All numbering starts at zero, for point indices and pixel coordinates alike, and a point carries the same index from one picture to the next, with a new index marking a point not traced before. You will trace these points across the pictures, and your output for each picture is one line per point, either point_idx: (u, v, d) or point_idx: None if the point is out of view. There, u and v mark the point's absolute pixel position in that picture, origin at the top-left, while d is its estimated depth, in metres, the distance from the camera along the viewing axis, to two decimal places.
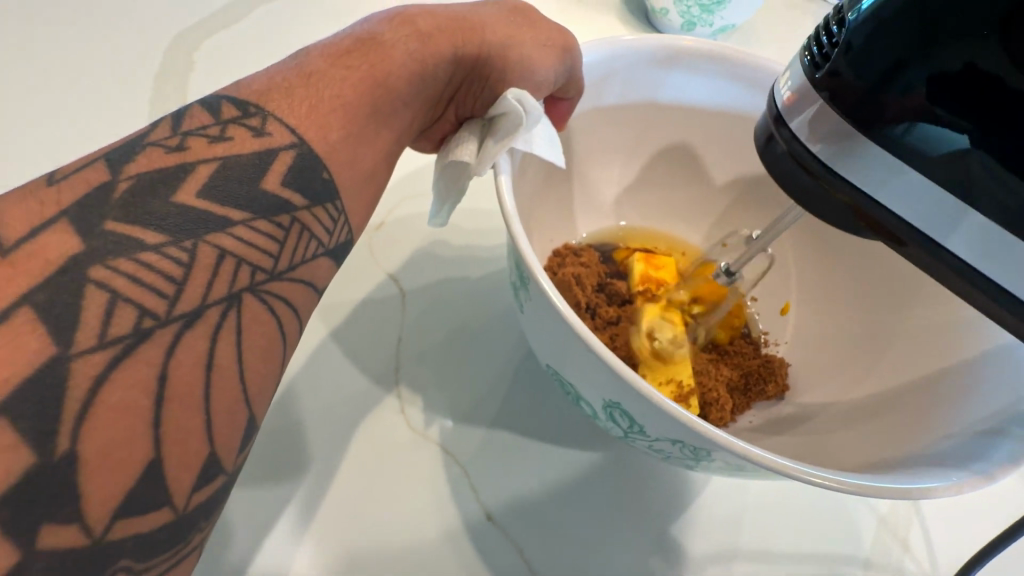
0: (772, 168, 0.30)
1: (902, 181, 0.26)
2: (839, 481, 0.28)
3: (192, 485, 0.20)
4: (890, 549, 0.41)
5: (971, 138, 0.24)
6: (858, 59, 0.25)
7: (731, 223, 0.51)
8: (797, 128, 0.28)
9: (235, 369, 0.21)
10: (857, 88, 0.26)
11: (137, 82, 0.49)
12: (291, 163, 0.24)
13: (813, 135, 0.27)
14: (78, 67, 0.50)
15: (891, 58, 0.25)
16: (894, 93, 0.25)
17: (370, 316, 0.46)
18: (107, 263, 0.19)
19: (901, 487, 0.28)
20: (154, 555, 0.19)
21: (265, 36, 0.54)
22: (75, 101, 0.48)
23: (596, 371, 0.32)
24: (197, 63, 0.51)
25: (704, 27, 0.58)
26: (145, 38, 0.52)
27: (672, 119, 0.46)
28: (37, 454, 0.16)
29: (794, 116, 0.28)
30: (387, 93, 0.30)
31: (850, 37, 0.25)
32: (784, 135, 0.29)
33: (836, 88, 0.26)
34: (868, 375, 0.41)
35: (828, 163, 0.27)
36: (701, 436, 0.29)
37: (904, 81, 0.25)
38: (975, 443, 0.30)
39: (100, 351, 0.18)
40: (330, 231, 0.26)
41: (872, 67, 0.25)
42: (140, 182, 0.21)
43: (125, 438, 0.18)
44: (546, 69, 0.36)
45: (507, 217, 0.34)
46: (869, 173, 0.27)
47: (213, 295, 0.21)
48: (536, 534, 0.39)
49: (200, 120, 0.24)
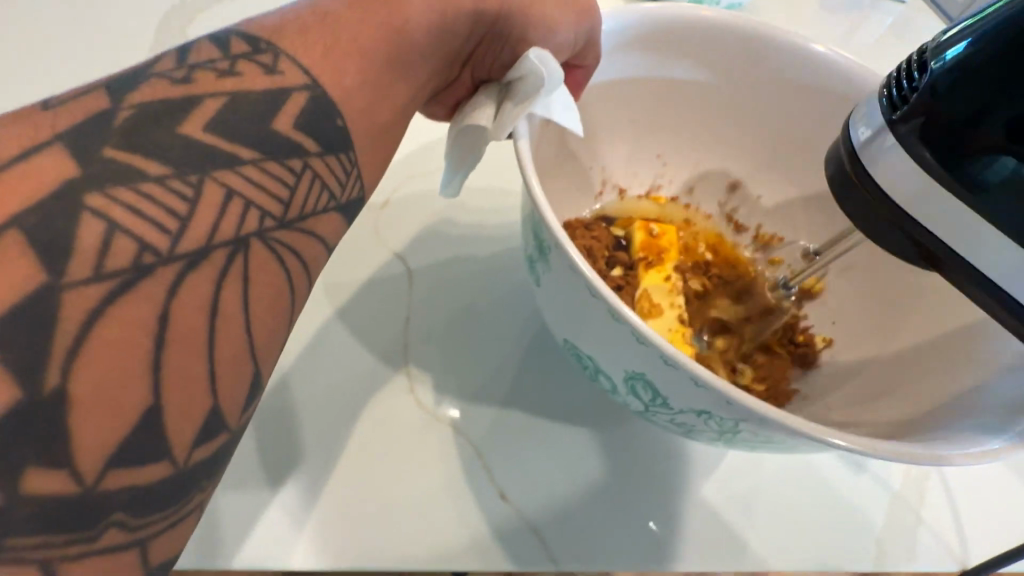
0: (842, 201, 0.29)
1: (975, 198, 0.26)
2: (870, 446, 0.26)
3: (193, 438, 0.18)
4: (900, 531, 0.39)
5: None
6: (942, 102, 0.26)
7: (744, 195, 0.48)
8: (874, 168, 0.27)
9: (240, 317, 0.19)
10: (941, 129, 0.26)
11: (134, 52, 0.48)
12: (304, 105, 0.23)
13: (894, 165, 0.27)
14: (73, 35, 0.48)
15: (975, 105, 0.25)
16: (978, 130, 0.25)
17: (377, 293, 0.45)
18: (106, 191, 0.17)
19: (941, 452, 0.26)
20: (151, 511, 0.17)
21: (269, 5, 0.52)
22: (73, 69, 0.46)
23: (619, 339, 0.31)
24: (196, 32, 0.49)
25: (712, 6, 0.56)
26: (145, 6, 0.51)
27: (693, 93, 0.44)
28: (24, 389, 0.15)
29: (870, 153, 0.27)
30: (405, 42, 0.28)
31: (931, 86, 0.26)
32: (857, 173, 0.28)
33: (927, 136, 0.26)
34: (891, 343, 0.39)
35: (909, 185, 0.26)
36: (732, 404, 0.28)
37: (986, 127, 0.25)
38: (1013, 399, 0.28)
39: (96, 283, 0.16)
40: (343, 182, 0.24)
41: (958, 107, 0.25)
42: (143, 111, 0.19)
43: (121, 379, 0.16)
44: (567, 32, 0.35)
45: (525, 178, 0.32)
46: (948, 182, 0.26)
47: (219, 237, 0.19)
48: (551, 517, 0.38)
49: (207, 54, 0.22)
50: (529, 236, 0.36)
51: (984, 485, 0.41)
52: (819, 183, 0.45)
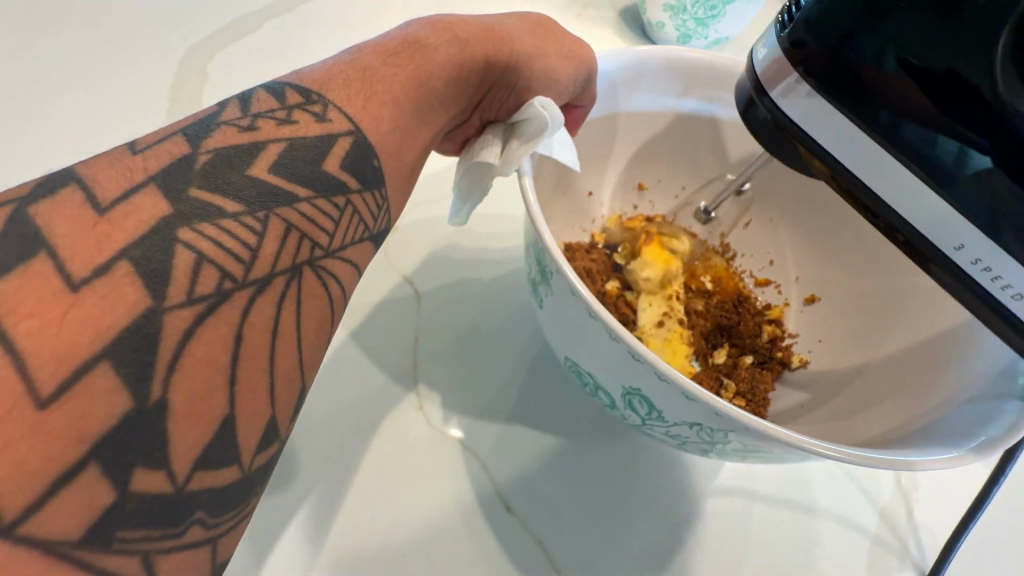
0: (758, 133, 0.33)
1: (863, 143, 0.28)
2: (844, 453, 0.30)
3: (257, 445, 0.20)
4: (886, 542, 0.43)
5: (940, 106, 0.26)
6: (813, 35, 0.28)
7: (732, 219, 0.53)
8: (778, 96, 0.30)
9: (295, 338, 0.22)
10: (820, 56, 0.28)
11: (154, 85, 0.51)
12: (348, 148, 0.26)
13: (795, 102, 0.29)
14: (97, 70, 0.51)
15: (841, 28, 0.27)
16: (854, 54, 0.27)
17: (388, 316, 0.47)
18: (194, 226, 0.20)
19: (911, 460, 0.30)
20: (222, 511, 0.19)
21: (285, 42, 0.55)
22: (98, 103, 0.49)
23: (618, 358, 0.34)
24: (217, 68, 0.52)
25: (699, 39, 0.62)
26: (164, 42, 0.53)
27: (679, 127, 0.49)
28: (132, 400, 0.17)
29: (774, 86, 0.30)
30: (428, 91, 0.32)
31: (808, 13, 0.28)
32: (766, 104, 0.31)
33: (807, 58, 0.28)
34: (866, 364, 0.44)
35: (800, 122, 0.30)
36: (723, 417, 0.31)
37: (859, 46, 0.27)
38: (968, 419, 0.33)
39: (188, 307, 0.19)
40: (376, 216, 0.28)
41: (828, 35, 0.27)
42: (217, 156, 0.22)
43: (208, 391, 0.19)
44: (567, 80, 0.39)
45: (531, 213, 0.36)
46: (831, 125, 0.29)
47: (280, 265, 0.22)
48: (557, 530, 0.40)
49: (267, 104, 0.25)
50: (533, 263, 0.39)
51: (943, 495, 0.45)
52: (796, 208, 0.51)
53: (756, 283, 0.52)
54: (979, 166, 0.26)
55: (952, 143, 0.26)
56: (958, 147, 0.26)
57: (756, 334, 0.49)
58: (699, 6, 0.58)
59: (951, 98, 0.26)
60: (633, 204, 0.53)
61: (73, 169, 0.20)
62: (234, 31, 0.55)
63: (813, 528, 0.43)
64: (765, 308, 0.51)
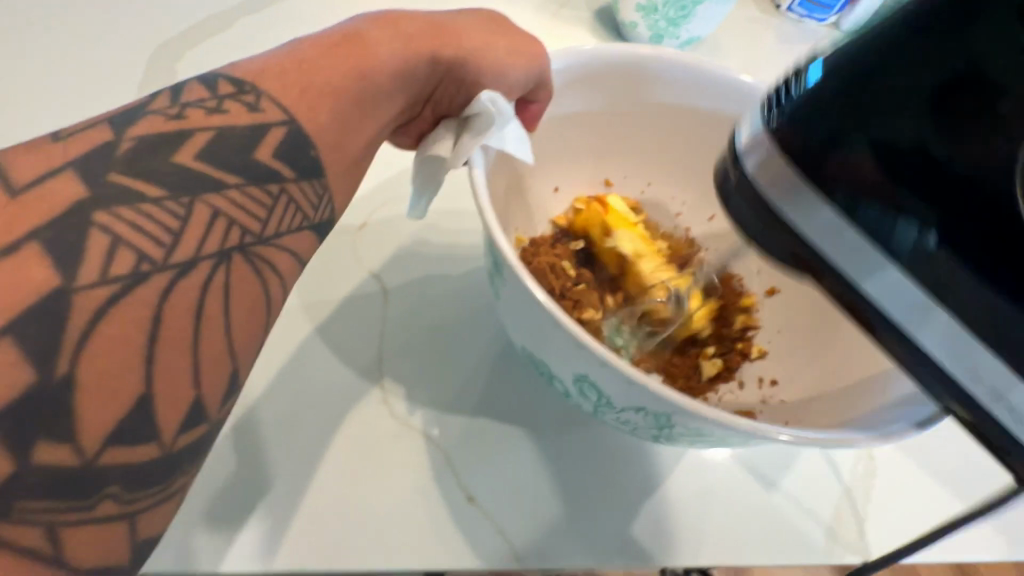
0: (730, 209, 0.27)
1: (844, 236, 0.24)
2: (785, 434, 0.31)
3: (179, 425, 0.21)
4: (846, 527, 0.44)
5: (914, 192, 0.23)
6: (796, 126, 0.24)
7: (699, 211, 0.54)
8: (752, 176, 0.25)
9: (222, 322, 0.22)
10: (798, 145, 0.24)
11: (121, 84, 0.51)
12: (282, 138, 0.27)
13: (766, 183, 0.25)
14: (65, 69, 0.51)
15: (826, 130, 0.23)
16: (839, 152, 0.23)
17: (352, 312, 0.48)
18: (111, 210, 0.20)
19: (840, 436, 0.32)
20: (138, 487, 0.20)
21: (253, 40, 0.56)
22: (65, 102, 0.50)
23: (566, 347, 0.35)
24: (185, 66, 0.53)
25: (670, 39, 0.63)
26: (132, 41, 0.54)
27: (638, 122, 0.49)
28: (37, 374, 0.18)
29: (747, 158, 0.25)
30: (371, 84, 0.32)
31: (795, 101, 0.24)
32: (738, 176, 0.26)
33: (787, 127, 0.24)
34: (820, 354, 0.44)
35: (773, 203, 0.25)
36: (665, 401, 0.32)
37: (846, 147, 0.23)
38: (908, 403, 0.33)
39: (101, 286, 0.19)
40: (315, 206, 0.28)
41: (815, 129, 0.24)
42: (141, 144, 0.23)
43: (121, 369, 0.19)
44: (516, 73, 0.40)
45: (480, 205, 0.36)
46: (808, 211, 0.24)
47: (205, 250, 0.23)
48: (520, 522, 0.41)
49: (198, 94, 0.26)
50: (489, 254, 0.40)
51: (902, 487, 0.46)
52: None
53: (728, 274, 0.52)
54: (932, 248, 0.23)
55: (910, 228, 0.23)
56: (932, 239, 0.23)
57: (725, 322, 0.50)
58: (670, 6, 0.59)
59: (911, 170, 0.23)
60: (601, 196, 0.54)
61: None
62: (203, 31, 0.55)
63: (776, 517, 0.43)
64: (740, 293, 0.51)
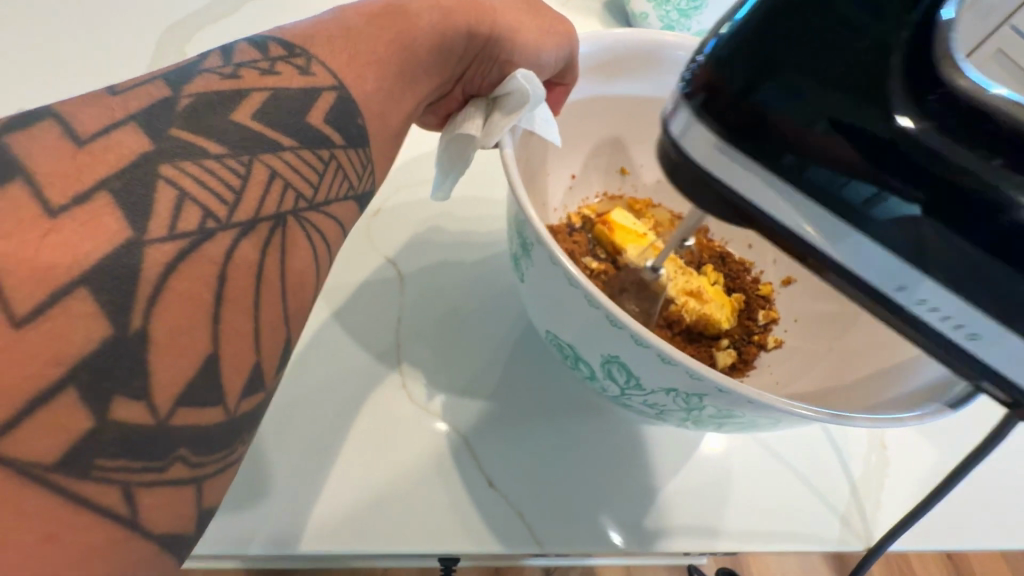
0: (665, 170, 0.25)
1: (783, 189, 0.22)
2: (816, 411, 0.31)
3: (242, 389, 0.20)
4: (853, 512, 0.44)
5: (881, 162, 0.21)
6: (720, 76, 0.22)
7: None
8: (679, 136, 0.23)
9: (280, 286, 0.22)
10: (728, 95, 0.21)
11: (131, 63, 0.50)
12: (332, 102, 0.26)
13: (696, 143, 0.23)
14: (72, 48, 0.50)
15: (744, 77, 0.21)
16: (753, 99, 0.21)
17: (372, 296, 0.47)
18: (176, 164, 0.20)
19: (898, 417, 0.30)
20: (207, 453, 0.19)
21: (265, 22, 0.55)
22: (71, 79, 0.48)
23: (598, 324, 0.34)
24: (193, 47, 0.52)
25: (681, 31, 0.62)
26: (142, 21, 0.53)
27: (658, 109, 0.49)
28: (112, 328, 0.17)
29: (671, 117, 0.24)
30: (412, 56, 0.32)
31: (717, 52, 0.22)
32: (665, 140, 0.24)
33: (707, 89, 0.22)
34: (834, 345, 0.44)
35: (702, 162, 0.23)
36: (698, 378, 0.32)
37: (767, 92, 0.21)
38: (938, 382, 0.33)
39: (170, 241, 0.19)
40: (360, 176, 0.27)
41: (737, 73, 0.21)
42: (200, 101, 0.22)
43: (191, 327, 0.19)
44: (549, 53, 0.40)
45: (511, 182, 0.36)
46: (741, 167, 0.22)
47: (264, 211, 0.22)
48: (540, 508, 0.40)
49: (250, 55, 0.25)
50: (515, 236, 0.39)
51: (907, 468, 0.47)
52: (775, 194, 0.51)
53: (744, 262, 0.53)
54: (885, 207, 0.21)
55: (865, 185, 0.21)
56: (871, 189, 0.21)
57: (749, 316, 0.50)
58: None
59: (888, 154, 0.21)
60: (617, 185, 0.54)
61: (51, 105, 0.19)
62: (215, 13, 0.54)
63: (793, 503, 0.43)
64: (758, 283, 0.52)
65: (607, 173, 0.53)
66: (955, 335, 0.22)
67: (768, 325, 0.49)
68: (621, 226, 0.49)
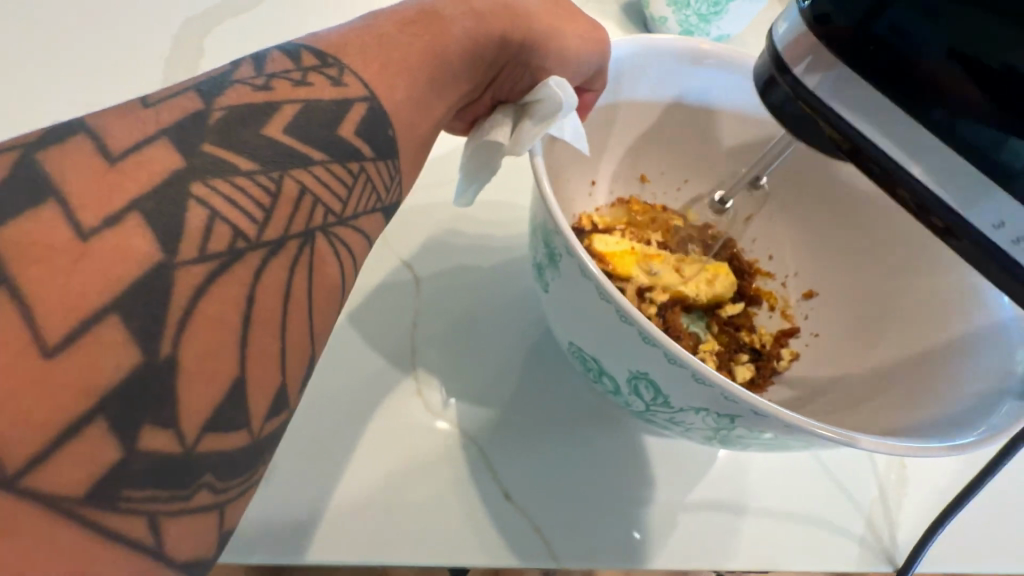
0: (784, 117, 0.31)
1: (905, 127, 0.27)
2: (841, 435, 0.30)
3: (268, 409, 0.20)
4: (879, 529, 0.42)
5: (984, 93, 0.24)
6: (844, 3, 0.26)
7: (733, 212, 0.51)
8: (803, 73, 0.28)
9: (307, 303, 0.21)
10: (847, 32, 0.26)
11: (149, 60, 0.50)
12: (363, 114, 0.26)
13: (821, 82, 0.28)
14: (90, 42, 0.50)
15: (872, 1, 0.25)
16: (880, 38, 0.25)
17: (388, 299, 0.47)
18: (207, 182, 0.19)
19: (918, 447, 0.29)
20: (232, 477, 0.19)
21: (281, 20, 0.55)
22: (89, 74, 0.48)
23: (629, 340, 0.33)
24: (209, 45, 0.52)
25: (700, 36, 0.61)
26: (159, 18, 0.53)
27: (679, 115, 0.47)
28: (141, 355, 0.16)
29: (797, 64, 0.29)
30: (444, 64, 0.31)
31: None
32: (789, 83, 0.29)
33: (830, 35, 0.27)
34: (858, 363, 0.42)
35: (837, 107, 0.28)
36: (733, 400, 0.31)
37: (889, 19, 0.25)
38: (973, 410, 0.31)
39: (200, 263, 0.18)
40: (388, 188, 0.27)
41: (857, 7, 0.26)
42: (232, 113, 0.21)
43: (218, 352, 0.18)
44: (581, 61, 0.38)
45: (541, 189, 0.35)
46: (860, 100, 0.27)
47: (293, 228, 0.21)
48: (554, 519, 0.40)
49: (282, 65, 0.24)
50: (540, 245, 0.38)
51: (942, 486, 0.45)
52: (800, 208, 0.49)
53: (756, 272, 0.50)
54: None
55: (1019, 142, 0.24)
56: None
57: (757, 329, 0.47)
58: (703, 2, 0.58)
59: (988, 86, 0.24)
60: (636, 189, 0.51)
61: (82, 118, 0.19)
62: (232, 8, 0.54)
63: (813, 521, 0.42)
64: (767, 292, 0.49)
65: (628, 178, 0.50)
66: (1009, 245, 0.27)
67: (784, 340, 0.46)
68: (611, 248, 0.45)
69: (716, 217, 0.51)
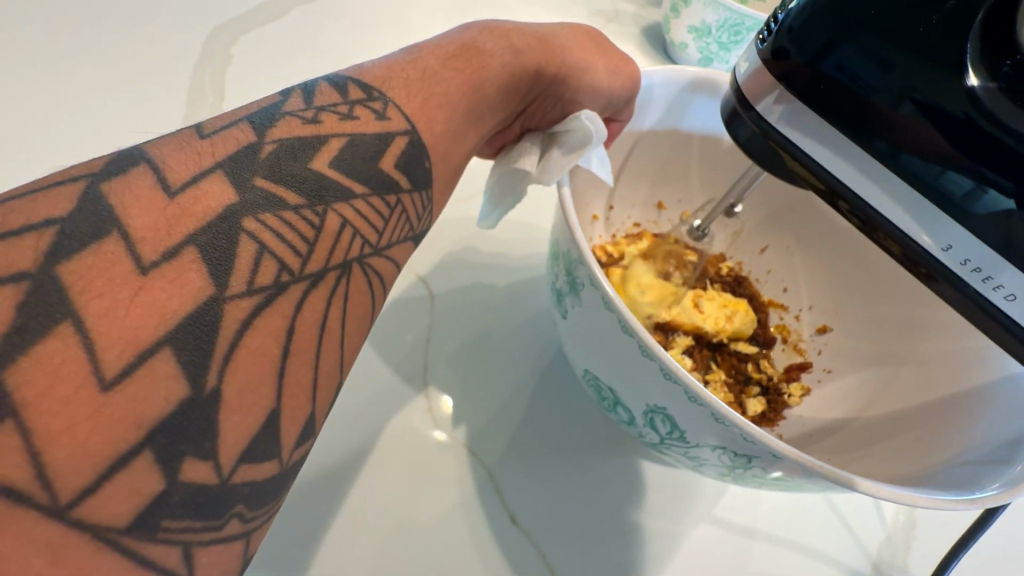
0: (754, 152, 0.31)
1: (869, 165, 0.26)
2: (853, 480, 0.30)
3: (296, 439, 0.20)
4: (889, 564, 0.42)
5: (945, 138, 0.24)
6: (799, 39, 0.26)
7: (750, 243, 0.51)
8: (764, 109, 0.28)
9: (340, 333, 0.21)
10: (804, 69, 0.26)
11: (179, 65, 0.51)
12: (403, 148, 0.26)
13: (783, 116, 0.28)
14: (122, 45, 0.51)
15: (823, 39, 0.25)
16: (837, 79, 0.26)
17: (403, 313, 0.47)
18: (257, 217, 0.20)
19: (937, 498, 0.29)
20: (261, 506, 0.19)
21: (310, 32, 0.56)
22: (119, 76, 0.49)
23: (648, 373, 0.33)
24: (238, 53, 0.53)
25: (720, 64, 0.61)
26: (192, 24, 0.54)
27: (695, 148, 0.47)
28: (189, 388, 0.17)
29: (761, 99, 0.28)
30: (481, 96, 0.31)
31: (792, 21, 0.27)
32: (751, 118, 0.29)
33: (787, 74, 0.27)
34: (872, 403, 0.42)
35: (802, 146, 0.28)
36: (752, 442, 0.31)
37: (838, 57, 0.25)
38: (988, 463, 0.31)
39: (247, 297, 0.19)
40: (421, 216, 0.27)
41: (810, 45, 0.26)
42: (282, 147, 0.22)
43: (258, 384, 0.18)
44: (611, 94, 0.39)
45: (567, 215, 0.36)
46: (827, 139, 0.27)
47: (333, 260, 0.22)
48: (560, 542, 0.39)
49: (330, 98, 0.25)
50: (561, 273, 0.39)
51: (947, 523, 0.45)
52: (817, 242, 0.49)
53: (768, 304, 0.51)
54: (985, 204, 0.24)
55: (966, 181, 0.24)
56: (970, 182, 0.24)
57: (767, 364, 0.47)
58: (723, 31, 0.57)
59: (948, 132, 0.24)
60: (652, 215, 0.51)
61: (145, 151, 0.20)
62: (259, 18, 0.56)
63: (822, 560, 0.42)
64: (778, 326, 0.50)
65: (643, 202, 0.50)
66: (961, 270, 0.26)
67: (795, 376, 0.47)
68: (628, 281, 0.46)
69: (730, 247, 0.52)
